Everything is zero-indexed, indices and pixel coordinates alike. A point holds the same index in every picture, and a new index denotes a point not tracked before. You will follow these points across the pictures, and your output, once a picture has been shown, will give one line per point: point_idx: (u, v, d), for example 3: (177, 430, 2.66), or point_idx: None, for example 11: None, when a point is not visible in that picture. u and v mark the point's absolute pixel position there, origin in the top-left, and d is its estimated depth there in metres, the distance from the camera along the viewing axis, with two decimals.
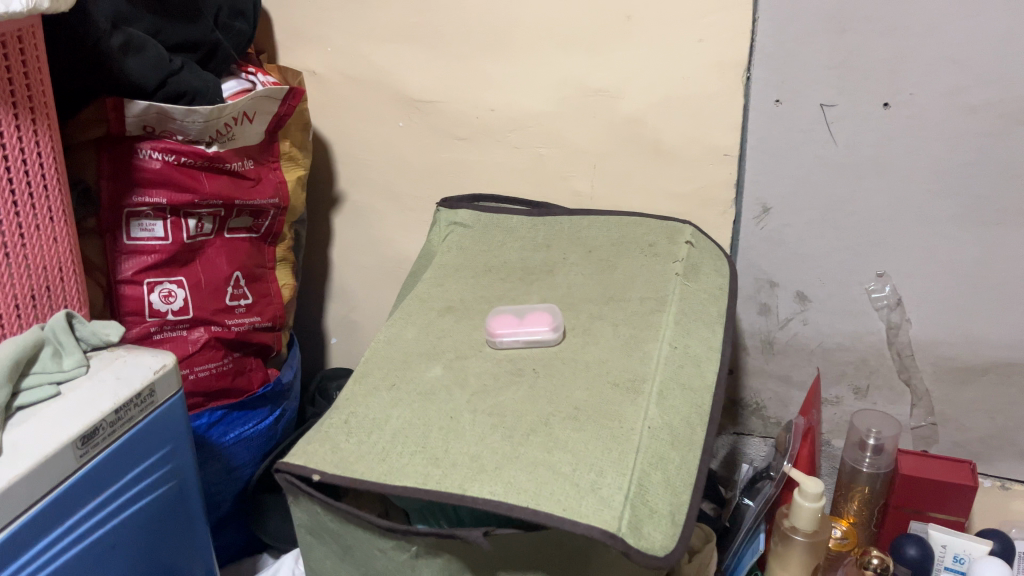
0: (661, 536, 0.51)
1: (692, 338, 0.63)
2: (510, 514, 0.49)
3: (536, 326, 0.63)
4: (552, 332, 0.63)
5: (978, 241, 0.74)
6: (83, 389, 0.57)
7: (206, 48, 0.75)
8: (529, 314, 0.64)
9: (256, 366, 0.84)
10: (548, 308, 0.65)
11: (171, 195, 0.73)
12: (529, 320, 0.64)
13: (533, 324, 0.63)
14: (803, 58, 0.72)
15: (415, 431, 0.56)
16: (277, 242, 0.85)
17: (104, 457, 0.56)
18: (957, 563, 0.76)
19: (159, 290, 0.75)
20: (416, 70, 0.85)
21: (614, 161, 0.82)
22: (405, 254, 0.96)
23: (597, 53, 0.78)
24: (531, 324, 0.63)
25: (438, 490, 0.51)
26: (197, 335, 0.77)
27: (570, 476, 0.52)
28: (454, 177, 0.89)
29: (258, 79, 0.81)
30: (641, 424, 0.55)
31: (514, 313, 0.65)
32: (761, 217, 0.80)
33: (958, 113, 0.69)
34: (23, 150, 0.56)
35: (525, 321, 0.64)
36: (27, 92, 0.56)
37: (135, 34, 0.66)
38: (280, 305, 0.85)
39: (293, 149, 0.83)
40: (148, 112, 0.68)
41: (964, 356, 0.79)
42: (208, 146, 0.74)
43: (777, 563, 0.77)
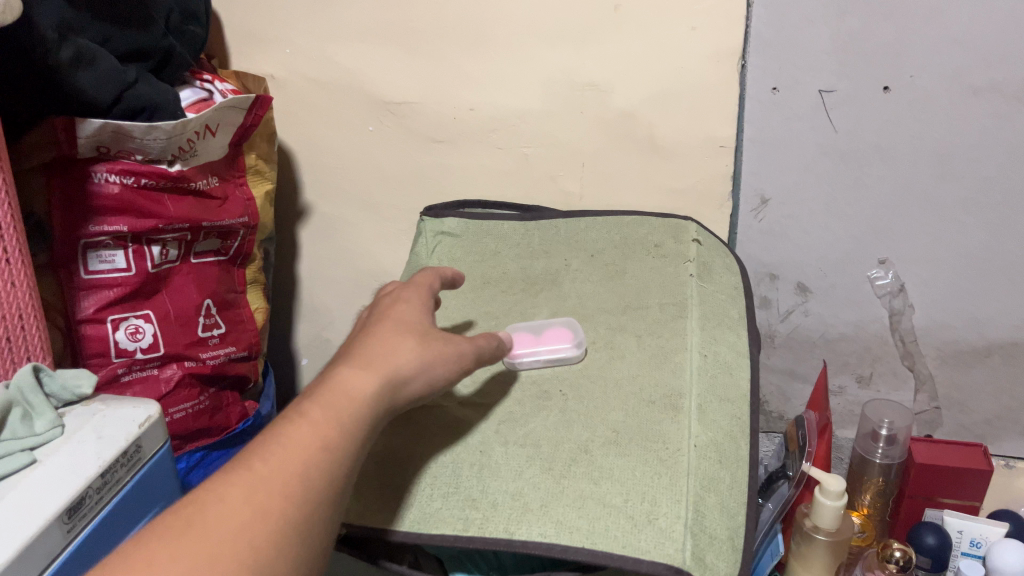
0: (724, 565, 0.47)
1: (720, 344, 0.60)
2: (567, 558, 0.45)
3: (557, 344, 0.59)
4: (575, 349, 0.59)
5: (984, 223, 0.73)
6: (62, 454, 0.50)
7: (158, 57, 0.67)
8: (546, 331, 0.61)
9: (233, 401, 0.77)
10: (565, 323, 0.61)
11: (132, 222, 0.66)
12: (549, 338, 0.60)
13: (553, 342, 0.60)
14: (802, 44, 0.68)
15: (443, 470, 0.52)
16: (246, 263, 0.78)
17: (93, 529, 0.49)
18: (974, 548, 0.76)
19: (125, 327, 0.67)
20: (391, 71, 0.80)
21: (606, 158, 0.79)
22: (384, 266, 0.94)
23: (583, 46, 0.74)
24: (551, 343, 0.60)
25: (482, 538, 0.47)
26: (169, 373, 0.71)
27: (623, 508, 0.48)
28: (437, 182, 0.86)
29: (216, 87, 0.75)
30: (687, 444, 0.52)
31: (530, 330, 0.61)
32: (760, 209, 0.78)
33: (964, 95, 0.67)
34: None
35: (544, 340, 0.60)
36: None
37: (85, 44, 0.59)
38: (254, 331, 0.79)
39: (259, 162, 0.77)
40: (103, 131, 0.61)
41: (968, 339, 0.79)
42: (169, 165, 0.67)
43: (799, 562, 0.75)
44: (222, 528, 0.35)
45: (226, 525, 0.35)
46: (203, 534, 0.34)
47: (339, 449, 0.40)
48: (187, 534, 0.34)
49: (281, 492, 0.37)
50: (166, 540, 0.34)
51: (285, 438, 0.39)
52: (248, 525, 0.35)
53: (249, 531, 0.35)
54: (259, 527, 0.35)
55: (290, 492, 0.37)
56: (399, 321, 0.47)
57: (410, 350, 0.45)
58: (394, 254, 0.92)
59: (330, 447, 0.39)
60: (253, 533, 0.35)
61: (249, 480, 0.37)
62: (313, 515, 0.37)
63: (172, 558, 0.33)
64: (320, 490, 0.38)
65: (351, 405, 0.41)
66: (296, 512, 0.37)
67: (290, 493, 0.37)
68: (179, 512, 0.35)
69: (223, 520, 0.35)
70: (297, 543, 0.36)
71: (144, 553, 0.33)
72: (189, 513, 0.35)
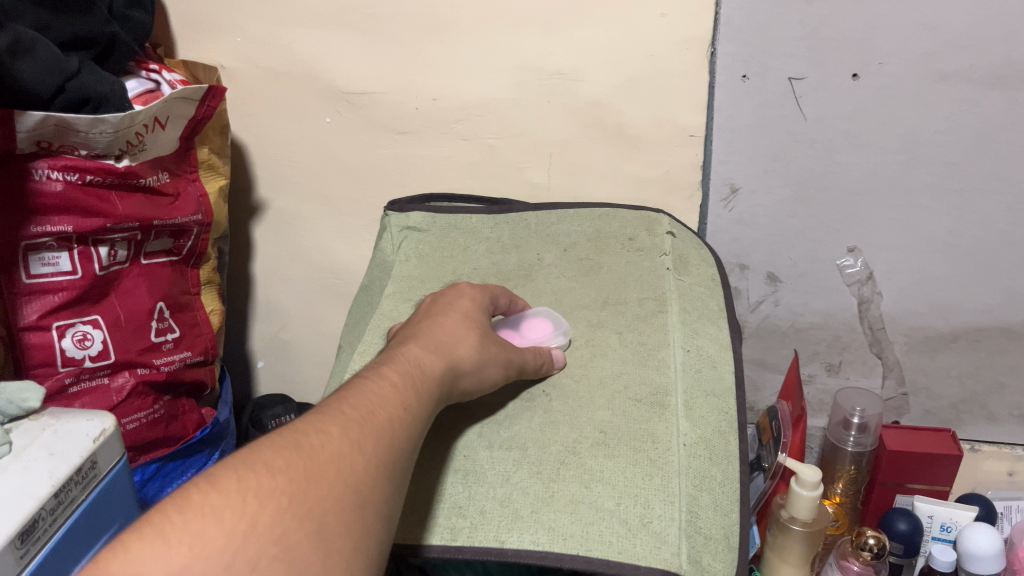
0: (721, 566, 0.46)
1: (702, 338, 0.58)
2: (560, 566, 0.43)
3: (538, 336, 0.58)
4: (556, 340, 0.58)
5: (950, 209, 0.73)
6: (10, 475, 0.47)
7: (102, 44, 0.63)
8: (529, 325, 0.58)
9: (189, 409, 0.74)
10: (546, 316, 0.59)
11: (77, 221, 0.61)
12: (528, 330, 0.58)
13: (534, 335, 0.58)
14: (773, 29, 0.67)
15: (425, 476, 0.49)
16: (200, 263, 0.74)
17: (47, 554, 0.46)
18: (944, 532, 0.76)
19: (72, 334, 0.63)
20: (349, 58, 0.77)
21: (575, 148, 0.77)
22: (344, 264, 0.90)
23: (550, 32, 0.71)
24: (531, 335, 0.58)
25: (471, 549, 0.45)
26: (120, 382, 0.66)
27: (616, 512, 0.46)
28: (400, 175, 0.83)
29: (164, 77, 0.70)
30: (676, 441, 0.50)
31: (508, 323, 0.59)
32: (730, 198, 0.77)
33: (932, 80, 0.67)
34: None
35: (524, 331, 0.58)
36: None
37: (22, 31, 0.55)
38: (210, 335, 0.75)
39: (212, 156, 0.73)
40: (45, 123, 0.57)
41: (934, 325, 0.79)
42: (116, 161, 0.63)
43: (776, 555, 0.75)
44: (329, 448, 0.36)
45: (331, 447, 0.36)
46: (313, 451, 0.35)
47: (416, 409, 0.42)
48: (298, 449, 0.35)
49: (375, 431, 0.38)
50: (280, 451, 0.35)
51: (371, 392, 0.41)
52: (349, 451, 0.36)
53: (350, 456, 0.36)
54: (358, 455, 0.37)
55: (382, 431, 0.39)
56: (461, 316, 0.51)
57: (471, 341, 0.49)
58: (354, 251, 0.89)
59: (410, 407, 0.42)
60: (355, 458, 0.36)
61: (347, 416, 0.39)
62: (400, 458, 0.39)
63: (288, 464, 0.34)
64: (405, 437, 0.40)
65: (427, 375, 0.45)
66: (388, 451, 0.38)
67: (382, 433, 0.39)
68: (289, 431, 0.37)
69: (328, 442, 0.36)
70: (390, 477, 0.38)
71: (262, 457, 0.34)
72: (297, 432, 0.37)
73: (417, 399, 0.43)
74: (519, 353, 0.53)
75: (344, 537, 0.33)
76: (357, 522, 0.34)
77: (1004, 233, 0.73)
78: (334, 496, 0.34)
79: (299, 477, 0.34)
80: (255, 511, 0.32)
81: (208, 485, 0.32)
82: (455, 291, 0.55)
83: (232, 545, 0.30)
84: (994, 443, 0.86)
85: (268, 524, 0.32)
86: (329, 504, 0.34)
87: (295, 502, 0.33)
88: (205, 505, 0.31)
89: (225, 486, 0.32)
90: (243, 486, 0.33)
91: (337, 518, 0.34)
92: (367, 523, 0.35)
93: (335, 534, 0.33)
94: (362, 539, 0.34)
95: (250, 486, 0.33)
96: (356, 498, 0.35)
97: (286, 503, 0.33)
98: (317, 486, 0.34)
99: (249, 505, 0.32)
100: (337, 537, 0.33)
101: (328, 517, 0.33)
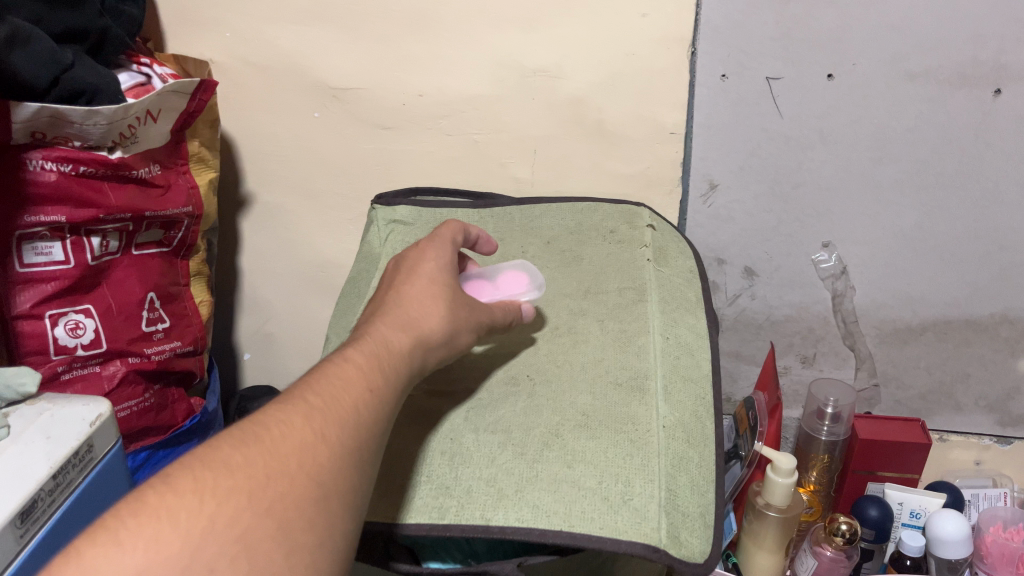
0: (698, 541, 0.48)
1: (681, 326, 0.60)
2: (545, 541, 0.45)
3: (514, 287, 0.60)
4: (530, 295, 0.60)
5: (918, 205, 0.76)
6: (8, 457, 0.48)
7: (94, 38, 0.64)
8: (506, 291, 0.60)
9: (179, 398, 0.75)
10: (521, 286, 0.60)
11: (71, 212, 0.63)
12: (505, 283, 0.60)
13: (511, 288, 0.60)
14: (749, 30, 0.69)
15: (416, 457, 0.51)
16: (190, 254, 0.75)
17: (45, 534, 0.47)
18: (914, 518, 0.79)
19: (64, 322, 0.64)
20: (335, 54, 0.78)
21: (556, 144, 0.79)
22: (330, 257, 0.92)
23: (533, 30, 0.73)
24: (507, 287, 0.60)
25: (460, 525, 0.46)
26: (112, 370, 0.68)
27: (598, 490, 0.48)
28: (385, 170, 0.85)
29: (155, 71, 0.71)
30: (656, 424, 0.52)
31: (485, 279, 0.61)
32: (708, 194, 0.79)
33: (901, 80, 0.70)
34: None
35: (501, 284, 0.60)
36: None
37: (21, 23, 0.55)
38: (199, 325, 0.77)
39: (202, 149, 0.74)
40: (39, 115, 0.58)
41: (904, 317, 0.82)
42: (110, 152, 0.64)
43: (753, 540, 0.77)
44: (289, 444, 0.37)
45: (292, 442, 0.37)
46: (271, 447, 0.37)
47: (382, 394, 0.43)
48: (256, 446, 0.37)
49: (339, 420, 0.40)
50: (239, 448, 0.36)
51: (334, 380, 0.42)
52: (311, 443, 0.38)
53: (312, 450, 0.38)
54: (321, 447, 0.38)
55: (344, 420, 0.40)
56: (425, 281, 0.52)
57: (437, 306, 0.51)
58: (340, 244, 0.90)
59: (375, 392, 0.43)
60: (318, 451, 0.38)
61: (308, 406, 0.40)
62: (365, 445, 0.40)
63: (246, 462, 0.35)
64: (370, 425, 0.41)
65: (392, 355, 0.46)
66: (352, 440, 0.40)
67: (345, 421, 0.40)
68: (248, 429, 0.38)
69: (288, 436, 0.37)
70: (355, 465, 0.39)
71: (219, 457, 0.35)
72: (255, 428, 0.38)
73: (383, 383, 0.44)
74: (489, 313, 0.54)
75: (306, 530, 0.35)
76: (320, 514, 0.36)
77: (969, 228, 0.76)
78: (295, 490, 0.35)
79: (258, 474, 0.35)
80: (213, 511, 0.33)
81: (166, 486, 0.33)
82: (415, 256, 0.55)
83: (190, 546, 0.31)
84: (960, 432, 0.89)
85: (224, 525, 0.33)
86: (289, 499, 0.35)
87: (253, 500, 0.34)
88: (163, 505, 0.32)
89: (182, 487, 0.33)
90: (200, 487, 0.34)
91: (298, 512, 0.35)
92: (331, 513, 0.36)
93: (297, 527, 0.34)
94: (325, 530, 0.36)
95: (207, 486, 0.34)
96: (318, 490, 0.36)
97: (245, 501, 0.34)
98: (276, 482, 0.35)
99: (206, 506, 0.33)
100: (299, 531, 0.34)
101: (289, 512, 0.35)
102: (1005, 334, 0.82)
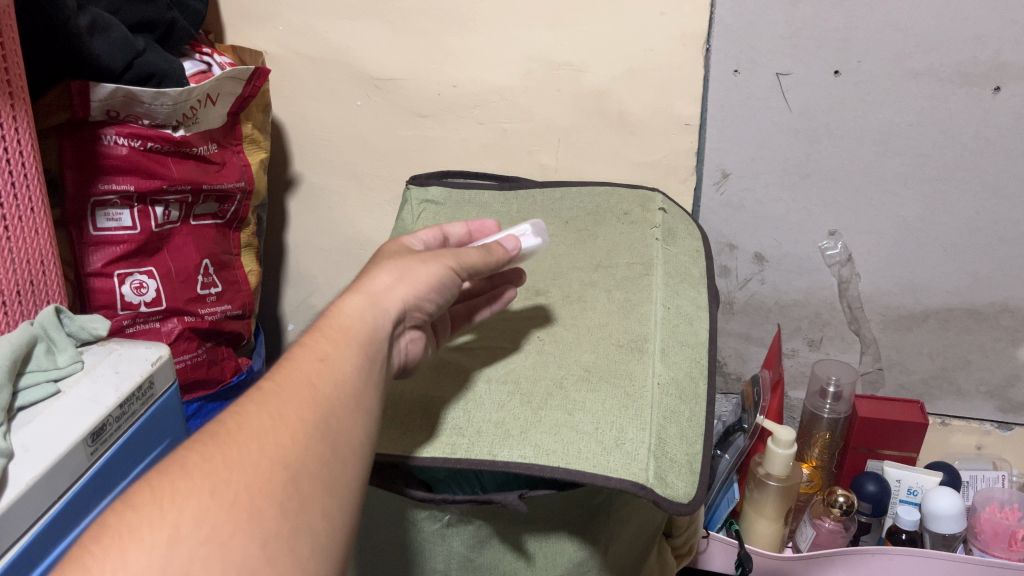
0: (683, 484, 0.53)
1: (681, 298, 0.66)
2: (543, 476, 0.51)
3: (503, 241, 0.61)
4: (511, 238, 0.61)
5: (920, 197, 0.80)
6: (83, 386, 0.55)
7: (162, 28, 0.72)
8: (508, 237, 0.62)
9: (227, 356, 0.84)
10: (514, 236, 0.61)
11: (138, 182, 0.70)
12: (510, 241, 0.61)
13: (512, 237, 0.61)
14: (759, 28, 0.74)
15: (433, 405, 0.57)
16: (241, 227, 0.83)
17: (111, 455, 0.54)
18: (911, 495, 0.83)
19: (130, 281, 0.73)
20: (378, 47, 0.85)
21: (579, 132, 0.85)
22: (370, 236, 0.99)
23: (560, 27, 0.79)
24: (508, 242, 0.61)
25: (470, 459, 0.52)
26: (170, 327, 0.76)
27: (594, 434, 0.53)
28: (422, 155, 0.91)
29: (215, 60, 0.79)
30: (650, 380, 0.58)
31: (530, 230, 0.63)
32: (721, 182, 0.84)
33: (904, 78, 0.74)
34: (6, 150, 0.54)
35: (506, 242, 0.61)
36: (7, 87, 0.53)
37: (100, 13, 0.63)
38: (247, 291, 0.85)
39: (255, 131, 0.82)
40: (114, 95, 0.65)
41: (906, 304, 0.87)
42: (174, 130, 0.72)
43: (754, 509, 0.82)
44: (248, 432, 0.37)
45: (250, 429, 0.37)
46: (229, 440, 0.36)
47: (340, 360, 0.43)
48: (214, 443, 0.36)
49: (298, 396, 0.40)
50: (196, 448, 0.36)
51: (285, 362, 0.42)
52: (270, 424, 0.37)
53: (273, 433, 0.37)
54: (280, 427, 0.38)
55: (303, 395, 0.40)
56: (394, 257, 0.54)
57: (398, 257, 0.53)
58: (378, 224, 0.98)
59: (329, 362, 0.42)
60: (281, 427, 0.37)
61: (266, 392, 0.39)
62: (335, 412, 0.40)
63: (203, 460, 0.35)
64: (335, 394, 0.41)
65: (354, 311, 0.46)
66: (317, 410, 0.39)
67: (306, 396, 0.40)
68: (207, 427, 0.37)
69: (245, 425, 0.37)
70: (323, 438, 0.39)
71: (175, 461, 0.35)
72: (215, 428, 0.37)
73: (342, 348, 0.44)
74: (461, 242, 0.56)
75: (280, 517, 0.34)
76: (293, 495, 0.35)
77: (970, 220, 0.80)
78: (263, 477, 0.35)
79: (218, 469, 0.34)
80: (175, 518, 0.32)
81: (124, 504, 0.33)
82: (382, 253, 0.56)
83: (159, 558, 0.31)
84: (962, 417, 0.93)
85: (190, 529, 0.32)
86: (255, 485, 0.34)
87: (217, 496, 0.33)
88: (123, 524, 0.32)
89: (141, 501, 0.32)
90: (158, 495, 0.33)
91: (267, 502, 0.34)
92: (305, 494, 0.36)
93: (268, 517, 0.34)
94: (302, 511, 0.35)
95: (165, 493, 0.33)
96: (287, 474, 0.36)
97: (208, 500, 0.33)
98: (239, 474, 0.35)
99: (169, 514, 0.32)
100: (273, 519, 0.34)
101: (258, 502, 0.34)
102: (1005, 323, 0.86)
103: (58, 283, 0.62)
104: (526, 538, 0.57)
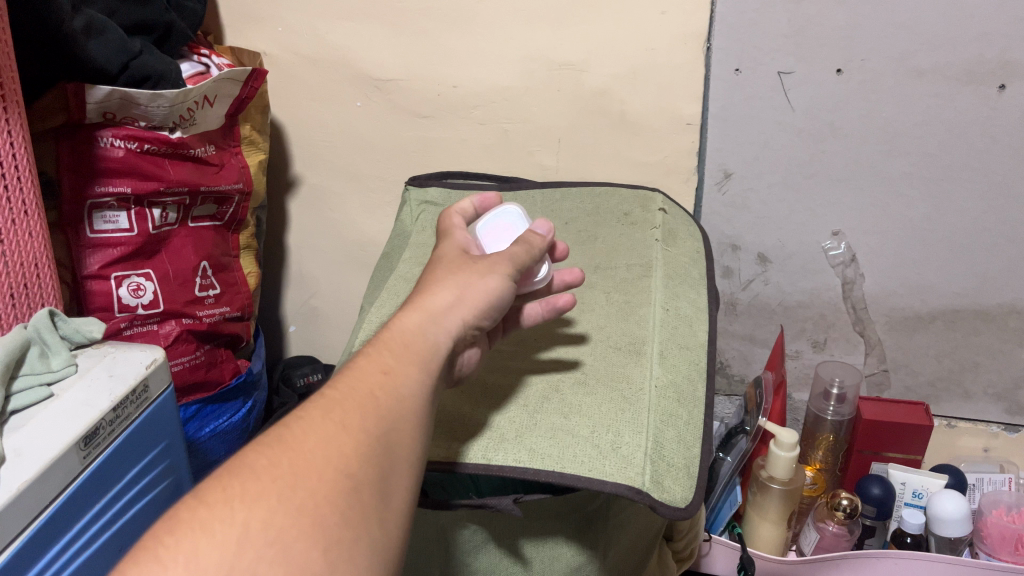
0: (680, 488, 0.52)
1: (682, 300, 0.65)
2: (537, 480, 0.50)
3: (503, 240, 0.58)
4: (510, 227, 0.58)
5: (926, 198, 0.79)
6: (76, 390, 0.55)
7: (160, 30, 0.71)
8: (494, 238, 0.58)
9: (226, 358, 0.84)
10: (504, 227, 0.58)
11: (136, 184, 0.70)
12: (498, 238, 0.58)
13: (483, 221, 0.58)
14: (762, 27, 0.73)
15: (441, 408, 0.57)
16: (240, 228, 0.83)
17: (103, 459, 0.54)
18: (916, 497, 0.82)
19: (127, 284, 0.73)
20: (377, 47, 0.85)
21: (578, 132, 0.84)
22: (371, 238, 0.99)
23: (562, 26, 0.79)
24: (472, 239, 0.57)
25: (468, 464, 0.52)
26: (167, 329, 0.76)
27: (590, 438, 0.53)
28: (422, 156, 0.91)
29: (212, 61, 0.80)
30: (647, 383, 0.57)
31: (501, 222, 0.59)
32: (723, 182, 0.83)
33: (909, 77, 0.73)
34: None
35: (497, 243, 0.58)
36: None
37: (95, 15, 0.63)
38: (247, 293, 0.85)
39: (253, 133, 0.82)
40: (111, 97, 0.65)
41: (912, 305, 0.86)
42: (171, 132, 0.71)
43: (756, 512, 0.80)
44: (314, 440, 0.36)
45: (315, 437, 0.37)
46: (295, 446, 0.36)
47: (403, 378, 0.42)
48: (278, 449, 0.36)
49: (360, 409, 0.39)
50: (262, 452, 0.36)
51: (349, 372, 0.42)
52: (335, 434, 0.37)
53: (336, 442, 0.37)
54: (345, 438, 0.37)
55: (329, 404, 0.39)
56: (452, 257, 0.53)
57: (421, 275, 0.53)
58: (378, 226, 0.97)
59: (392, 376, 0.42)
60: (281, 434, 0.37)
61: (329, 400, 0.39)
62: (394, 427, 0.40)
63: (272, 464, 0.35)
64: (394, 408, 0.40)
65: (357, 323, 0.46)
66: (377, 425, 0.39)
67: (367, 411, 0.39)
68: None
69: (311, 433, 0.37)
70: (384, 454, 0.38)
71: (245, 463, 0.35)
72: (273, 433, 0.37)
73: (402, 367, 0.43)
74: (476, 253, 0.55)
75: (343, 525, 0.34)
76: (354, 504, 0.35)
77: (976, 221, 0.79)
78: (326, 485, 0.35)
79: (286, 474, 0.34)
80: (246, 517, 0.32)
81: (197, 499, 0.33)
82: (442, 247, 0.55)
83: (229, 555, 0.31)
84: (970, 420, 0.92)
85: (259, 529, 0.32)
86: (319, 492, 0.34)
87: (285, 500, 0.33)
88: (196, 519, 0.32)
89: (213, 498, 0.33)
90: (230, 495, 0.33)
91: (330, 509, 0.34)
92: (364, 504, 0.35)
93: (332, 524, 0.33)
94: (362, 521, 0.35)
95: (237, 493, 0.33)
96: (349, 482, 0.35)
97: (277, 503, 0.33)
98: (306, 479, 0.34)
99: (238, 513, 0.32)
100: (337, 527, 0.33)
101: (321, 509, 0.34)
102: (1013, 325, 0.85)
103: (52, 287, 0.61)
104: (523, 543, 0.57)
